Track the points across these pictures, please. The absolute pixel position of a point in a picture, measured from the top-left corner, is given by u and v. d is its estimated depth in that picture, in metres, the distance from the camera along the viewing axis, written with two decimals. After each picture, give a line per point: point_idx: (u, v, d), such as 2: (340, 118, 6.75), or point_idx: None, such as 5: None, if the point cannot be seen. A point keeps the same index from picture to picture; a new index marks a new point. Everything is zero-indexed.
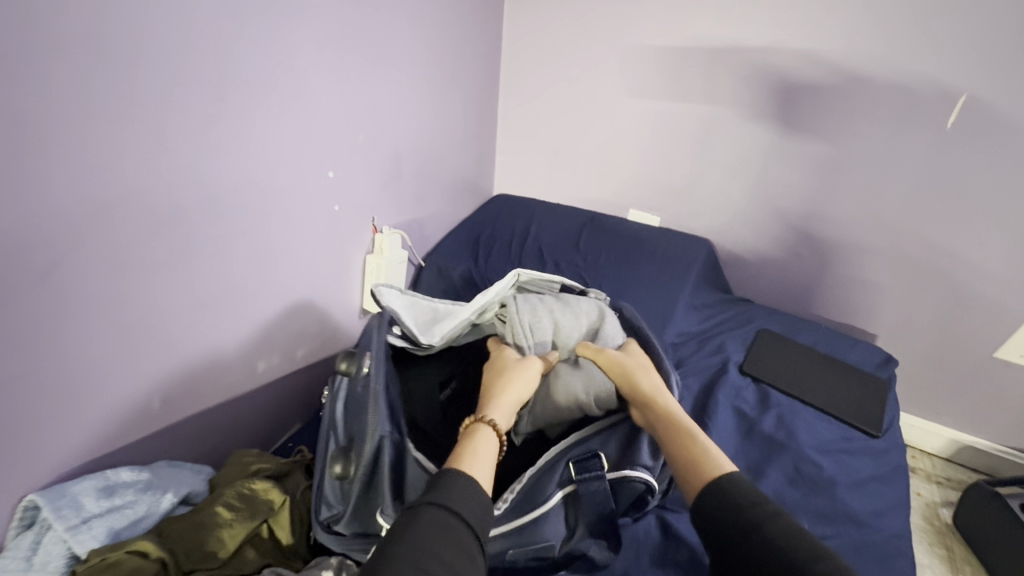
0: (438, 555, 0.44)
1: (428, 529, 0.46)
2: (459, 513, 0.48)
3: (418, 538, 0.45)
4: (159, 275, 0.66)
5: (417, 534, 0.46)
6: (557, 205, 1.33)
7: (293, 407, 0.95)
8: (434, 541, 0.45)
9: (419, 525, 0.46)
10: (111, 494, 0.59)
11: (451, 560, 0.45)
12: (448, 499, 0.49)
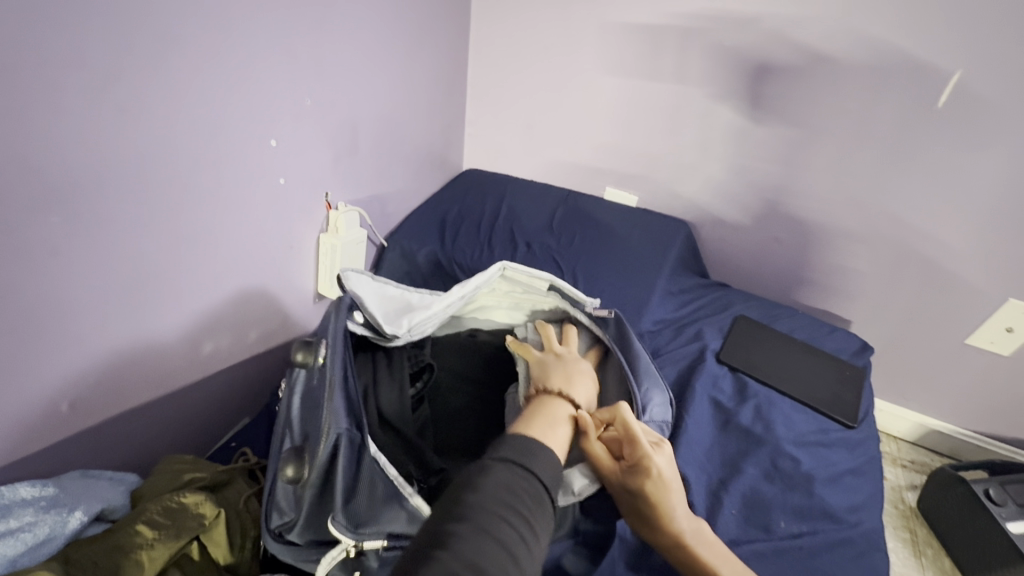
0: (515, 506, 0.43)
1: (505, 484, 0.44)
2: (535, 471, 0.46)
3: (494, 495, 0.43)
4: (59, 259, 0.57)
5: (492, 485, 0.44)
6: (530, 182, 1.25)
7: (238, 403, 0.86)
8: (508, 502, 0.43)
9: (494, 478, 0.44)
10: (5, 515, 0.51)
11: (526, 509, 0.43)
12: (524, 458, 0.47)
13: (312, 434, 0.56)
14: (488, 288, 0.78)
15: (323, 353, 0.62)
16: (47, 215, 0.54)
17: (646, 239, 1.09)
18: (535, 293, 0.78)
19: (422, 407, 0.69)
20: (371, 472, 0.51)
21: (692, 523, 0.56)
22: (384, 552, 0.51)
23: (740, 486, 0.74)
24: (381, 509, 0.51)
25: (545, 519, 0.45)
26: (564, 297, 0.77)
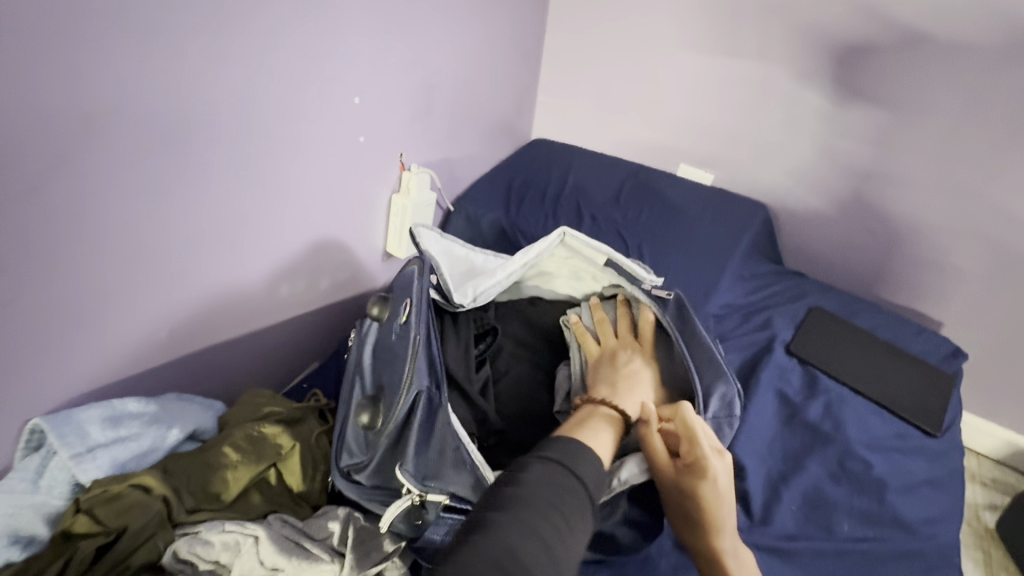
0: (560, 510, 0.42)
1: (551, 485, 0.43)
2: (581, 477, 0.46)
3: (538, 491, 0.42)
4: (160, 198, 0.61)
5: (536, 487, 0.43)
6: (600, 153, 1.21)
7: (308, 349, 0.91)
8: (552, 502, 0.42)
9: (539, 480, 0.43)
10: (117, 424, 0.56)
11: (569, 516, 0.42)
12: (568, 460, 0.46)
13: (387, 385, 0.57)
14: (547, 255, 0.76)
15: (404, 314, 0.60)
16: (149, 158, 0.58)
17: (720, 220, 1.03)
18: (591, 266, 0.75)
19: (485, 367, 0.69)
20: (444, 434, 0.52)
21: (734, 541, 0.54)
22: (443, 510, 0.52)
23: (802, 482, 0.71)
24: (447, 469, 0.52)
25: (586, 530, 0.43)
26: (619, 273, 0.72)
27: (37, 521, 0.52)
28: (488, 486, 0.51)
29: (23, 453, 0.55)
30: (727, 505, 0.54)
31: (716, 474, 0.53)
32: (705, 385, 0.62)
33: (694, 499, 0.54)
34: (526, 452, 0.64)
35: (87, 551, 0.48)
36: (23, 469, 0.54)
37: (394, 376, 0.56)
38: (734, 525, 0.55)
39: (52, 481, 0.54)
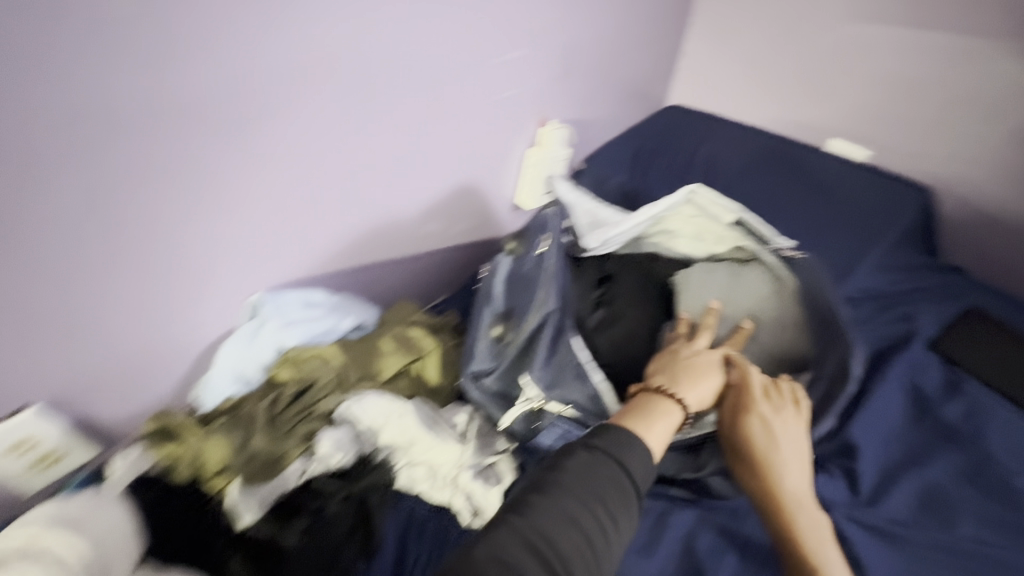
0: (600, 498, 0.47)
1: (591, 474, 0.48)
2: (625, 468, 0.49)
3: (575, 487, 0.47)
4: (356, 129, 0.71)
5: (576, 475, 0.48)
6: (738, 125, 1.17)
7: (440, 285, 1.01)
8: (590, 491, 0.47)
9: (581, 469, 0.49)
10: (310, 306, 0.73)
11: (610, 503, 0.47)
12: (614, 451, 0.50)
13: (518, 306, 0.66)
14: (673, 212, 0.79)
15: (540, 248, 0.67)
16: (353, 92, 0.68)
17: (869, 202, 0.95)
18: (718, 224, 0.76)
19: (600, 310, 0.73)
20: (566, 349, 0.60)
21: (802, 494, 0.55)
22: (559, 417, 0.61)
23: (921, 476, 0.67)
24: (568, 380, 0.60)
25: (626, 519, 0.48)
26: (749, 232, 0.73)
27: (255, 368, 0.70)
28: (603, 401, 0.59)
29: (246, 319, 0.72)
30: (785, 453, 0.56)
31: (762, 414, 0.57)
32: (824, 359, 0.64)
33: (750, 453, 0.56)
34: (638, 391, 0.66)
35: (288, 393, 0.64)
36: (243, 331, 0.70)
37: (525, 299, 0.65)
38: (800, 481, 0.56)
39: (263, 343, 0.69)
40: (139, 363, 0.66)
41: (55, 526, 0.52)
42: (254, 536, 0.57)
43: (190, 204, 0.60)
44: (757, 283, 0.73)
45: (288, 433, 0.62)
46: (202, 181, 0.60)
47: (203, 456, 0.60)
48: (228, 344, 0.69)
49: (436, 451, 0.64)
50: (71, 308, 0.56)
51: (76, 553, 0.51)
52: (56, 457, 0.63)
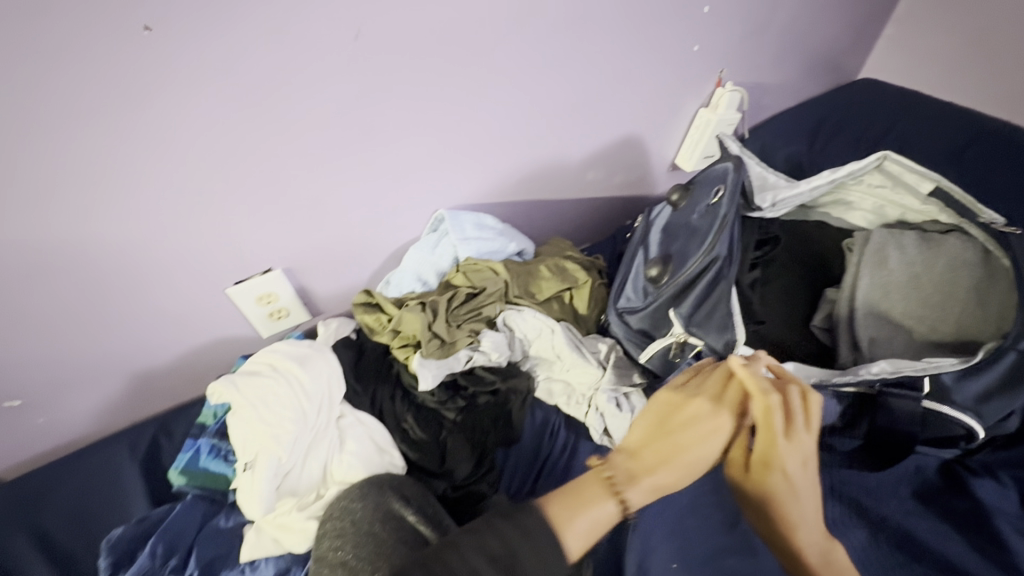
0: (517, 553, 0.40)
1: (518, 527, 0.41)
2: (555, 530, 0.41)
3: (491, 537, 0.41)
4: (550, 71, 0.77)
5: (502, 525, 0.42)
6: (947, 104, 1.03)
7: (587, 231, 1.07)
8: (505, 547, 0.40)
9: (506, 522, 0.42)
10: (481, 228, 0.82)
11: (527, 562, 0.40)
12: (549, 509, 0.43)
13: (680, 253, 0.68)
14: (856, 177, 0.74)
15: (716, 198, 0.68)
16: (556, 36, 0.73)
17: None
18: (910, 193, 0.71)
19: (756, 271, 0.74)
20: (723, 299, 0.62)
21: (822, 544, 0.47)
22: (696, 357, 0.63)
23: None
24: (717, 327, 0.61)
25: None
26: (948, 202, 0.66)
27: (432, 272, 0.81)
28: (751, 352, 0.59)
29: (428, 231, 0.83)
30: (804, 505, 0.47)
31: (778, 460, 0.47)
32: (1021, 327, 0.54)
33: (757, 491, 0.49)
34: (783, 352, 0.67)
35: (462, 294, 0.74)
36: (426, 240, 0.81)
37: (689, 247, 0.66)
38: (815, 522, 0.47)
39: (442, 253, 0.80)
40: (347, 251, 0.80)
41: (291, 360, 0.68)
42: (424, 403, 0.70)
43: (409, 120, 0.70)
44: (951, 251, 0.64)
45: (459, 326, 0.72)
46: (425, 105, 0.70)
47: (399, 325, 0.70)
48: (413, 249, 0.81)
49: (581, 374, 0.73)
50: (314, 194, 0.70)
51: (305, 381, 0.66)
52: (283, 314, 0.80)
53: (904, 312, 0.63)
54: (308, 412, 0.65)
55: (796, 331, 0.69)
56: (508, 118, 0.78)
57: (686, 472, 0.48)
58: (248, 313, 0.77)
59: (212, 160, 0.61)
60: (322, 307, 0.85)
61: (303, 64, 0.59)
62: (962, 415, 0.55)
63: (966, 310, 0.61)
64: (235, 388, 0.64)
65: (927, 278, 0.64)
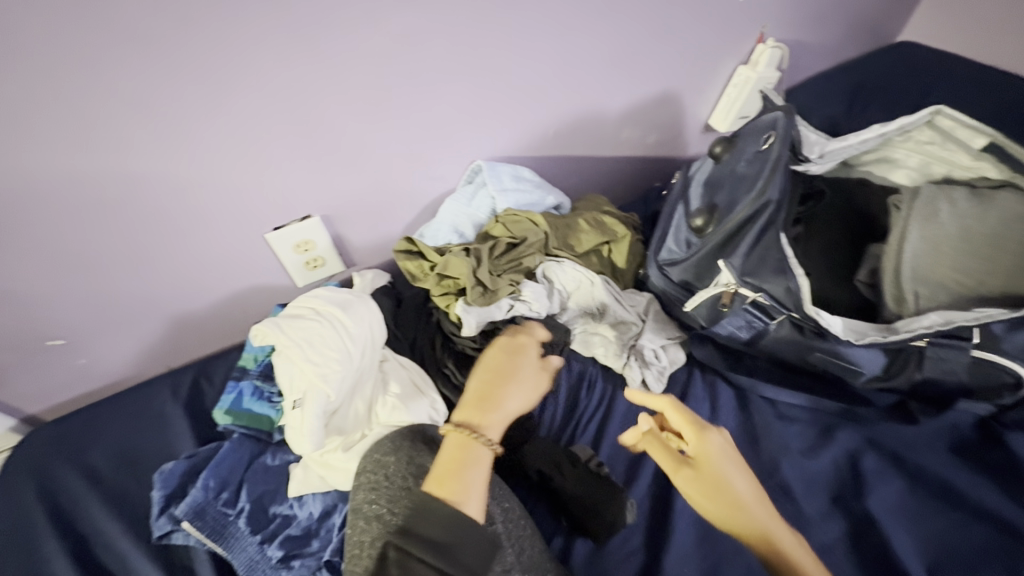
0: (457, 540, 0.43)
1: (442, 520, 0.44)
2: (468, 527, 0.44)
3: (433, 526, 0.44)
4: (592, 18, 0.74)
5: (430, 519, 0.44)
6: (990, 66, 1.01)
7: (619, 191, 1.06)
8: (447, 529, 0.44)
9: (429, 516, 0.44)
10: (518, 180, 0.81)
11: (470, 546, 0.43)
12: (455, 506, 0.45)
13: (726, 202, 0.67)
14: (906, 134, 0.74)
15: (764, 146, 0.68)
16: None
17: None
18: (961, 150, 0.71)
19: (798, 226, 0.73)
20: (773, 245, 0.61)
21: (755, 497, 0.47)
22: (748, 304, 0.62)
23: None
24: (768, 274, 0.61)
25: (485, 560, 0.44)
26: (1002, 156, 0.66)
27: (469, 224, 0.81)
28: (803, 297, 0.59)
29: (464, 183, 0.83)
30: (719, 462, 0.50)
31: (708, 431, 0.51)
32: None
33: (706, 484, 0.49)
34: (825, 304, 0.67)
35: (503, 244, 0.74)
36: (462, 192, 0.81)
37: (736, 196, 0.66)
38: (754, 495, 0.48)
39: (479, 204, 0.80)
40: (384, 201, 0.79)
41: (333, 305, 0.68)
42: (464, 350, 0.71)
43: (452, 63, 0.69)
44: (999, 208, 0.64)
45: (500, 275, 0.72)
46: (465, 50, 0.68)
47: (445, 270, 0.69)
48: (450, 201, 0.80)
49: (619, 324, 0.73)
50: (357, 139, 0.69)
51: (349, 324, 0.66)
52: (319, 263, 0.80)
53: (954, 263, 0.63)
54: (354, 354, 0.65)
55: (839, 286, 0.69)
56: (548, 67, 0.77)
57: (506, 393, 0.56)
58: (287, 260, 0.77)
59: (259, 98, 0.60)
60: (357, 258, 0.85)
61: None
62: (1012, 363, 0.55)
63: (1017, 263, 0.61)
64: (279, 330, 0.64)
65: (977, 232, 0.64)
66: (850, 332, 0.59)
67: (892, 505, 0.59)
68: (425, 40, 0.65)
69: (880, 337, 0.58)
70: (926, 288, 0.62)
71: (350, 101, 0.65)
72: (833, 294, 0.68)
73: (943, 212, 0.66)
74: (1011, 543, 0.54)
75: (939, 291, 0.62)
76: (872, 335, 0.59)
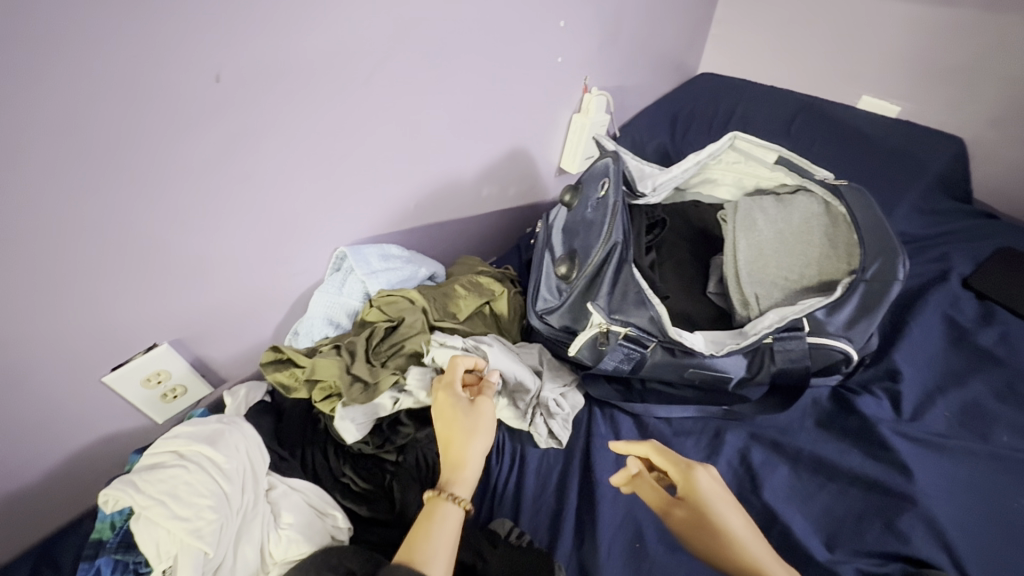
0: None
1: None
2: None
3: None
4: (430, 97, 0.76)
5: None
6: (769, 86, 1.21)
7: (493, 243, 1.09)
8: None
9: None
10: (387, 259, 0.80)
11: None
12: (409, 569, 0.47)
13: (583, 247, 0.71)
14: (717, 158, 0.85)
15: (602, 190, 0.74)
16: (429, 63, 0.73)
17: (902, 150, 1.00)
18: (761, 166, 0.82)
19: (651, 253, 0.80)
20: (628, 280, 0.66)
21: (743, 525, 0.52)
22: (623, 339, 0.65)
23: (959, 395, 0.72)
24: (630, 307, 0.65)
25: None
26: (790, 167, 0.79)
27: (344, 313, 0.77)
28: (664, 322, 0.64)
29: (332, 271, 0.80)
30: (714, 491, 0.54)
31: (694, 472, 0.56)
32: (864, 262, 0.66)
33: (698, 524, 0.53)
34: (690, 322, 0.73)
35: (381, 329, 0.72)
36: (330, 280, 0.78)
37: (589, 240, 0.70)
38: (744, 525, 0.52)
39: (351, 290, 0.77)
40: (245, 307, 0.73)
41: (197, 443, 0.60)
42: (360, 452, 0.67)
43: (295, 159, 0.67)
44: (799, 208, 0.76)
45: (382, 365, 0.70)
46: (303, 147, 0.66)
47: (314, 373, 0.67)
48: (320, 291, 0.77)
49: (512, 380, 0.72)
50: (200, 252, 0.64)
51: (222, 460, 0.59)
52: (179, 392, 0.71)
53: (778, 263, 0.72)
54: (232, 493, 0.57)
55: (697, 301, 0.76)
56: (399, 145, 0.77)
57: (463, 444, 0.59)
58: (137, 400, 0.67)
59: (67, 236, 0.52)
60: (227, 374, 0.77)
61: (164, 114, 0.53)
62: (837, 341, 0.63)
63: (823, 254, 0.72)
64: (133, 492, 0.54)
65: (789, 233, 0.75)
66: (711, 345, 0.66)
67: (784, 491, 0.64)
68: (259, 143, 0.62)
69: (735, 346, 0.65)
70: (763, 289, 0.71)
71: (183, 217, 0.60)
72: (693, 309, 0.75)
73: (761, 220, 0.76)
74: (880, 499, 0.62)
75: (774, 290, 0.71)
76: (731, 345, 0.65)
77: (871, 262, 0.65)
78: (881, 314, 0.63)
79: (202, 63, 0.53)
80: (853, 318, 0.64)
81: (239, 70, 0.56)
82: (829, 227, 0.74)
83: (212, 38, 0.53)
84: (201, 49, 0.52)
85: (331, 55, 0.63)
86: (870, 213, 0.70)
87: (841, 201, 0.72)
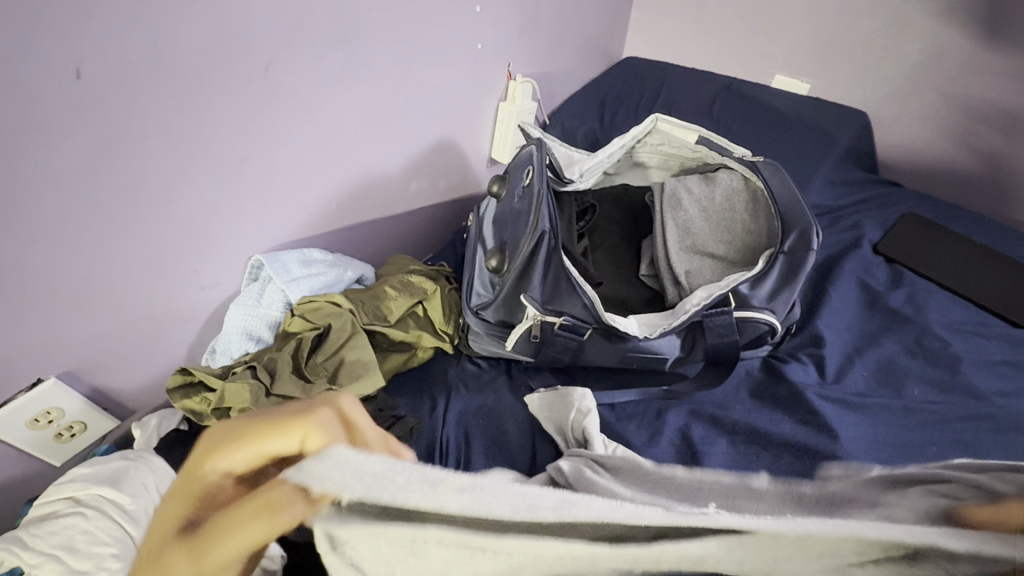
0: None
1: None
2: None
3: None
4: (338, 88, 0.72)
5: None
6: (690, 68, 1.23)
7: (428, 238, 1.05)
8: None
9: None
10: (309, 264, 0.75)
11: None
12: None
13: (512, 239, 0.69)
14: (641, 141, 0.86)
15: (527, 179, 0.72)
16: (334, 49, 0.69)
17: (812, 126, 1.04)
18: (683, 146, 0.84)
19: (584, 240, 0.80)
20: (558, 270, 0.65)
21: None
22: (558, 329, 0.65)
23: (876, 355, 0.77)
24: (564, 296, 0.64)
25: None
26: (711, 147, 0.82)
27: (263, 325, 0.72)
28: (597, 309, 0.63)
29: (247, 282, 0.73)
30: None
31: None
32: (783, 235, 0.70)
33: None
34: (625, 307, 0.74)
35: (308, 340, 0.68)
36: (247, 292, 0.72)
37: (518, 230, 0.68)
38: None
39: (271, 300, 0.72)
40: (150, 330, 0.66)
41: (96, 486, 0.53)
42: None
43: (191, 163, 0.61)
44: (721, 185, 0.78)
45: (311, 380, 0.66)
46: (200, 147, 0.61)
47: (225, 400, 0.62)
48: (236, 304, 0.71)
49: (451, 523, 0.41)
50: (83, 272, 0.56)
51: (126, 501, 0.53)
52: (76, 430, 0.63)
53: (704, 242, 0.75)
54: (139, 537, 0.51)
55: (630, 287, 0.77)
56: (311, 140, 0.72)
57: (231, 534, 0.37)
58: (23, 444, 0.59)
59: None
60: (135, 404, 0.69)
61: (11, 116, 0.46)
62: (762, 313, 0.64)
63: (745, 230, 0.75)
64: (19, 551, 0.47)
65: (716, 213, 0.77)
66: (645, 329, 0.66)
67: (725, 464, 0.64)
68: (141, 145, 0.55)
69: (668, 327, 0.64)
70: (691, 269, 0.73)
71: (55, 234, 0.53)
72: (627, 295, 0.75)
73: (687, 200, 0.78)
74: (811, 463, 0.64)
75: (701, 269, 0.73)
76: (664, 325, 0.65)
77: (788, 233, 0.69)
78: (800, 283, 0.66)
79: (56, 57, 0.46)
80: (775, 292, 0.66)
81: (105, 64, 0.49)
82: (750, 201, 0.76)
83: (65, 30, 0.46)
84: (50, 42, 0.46)
85: (220, 45, 0.57)
86: (786, 187, 0.73)
87: (759, 176, 0.75)
